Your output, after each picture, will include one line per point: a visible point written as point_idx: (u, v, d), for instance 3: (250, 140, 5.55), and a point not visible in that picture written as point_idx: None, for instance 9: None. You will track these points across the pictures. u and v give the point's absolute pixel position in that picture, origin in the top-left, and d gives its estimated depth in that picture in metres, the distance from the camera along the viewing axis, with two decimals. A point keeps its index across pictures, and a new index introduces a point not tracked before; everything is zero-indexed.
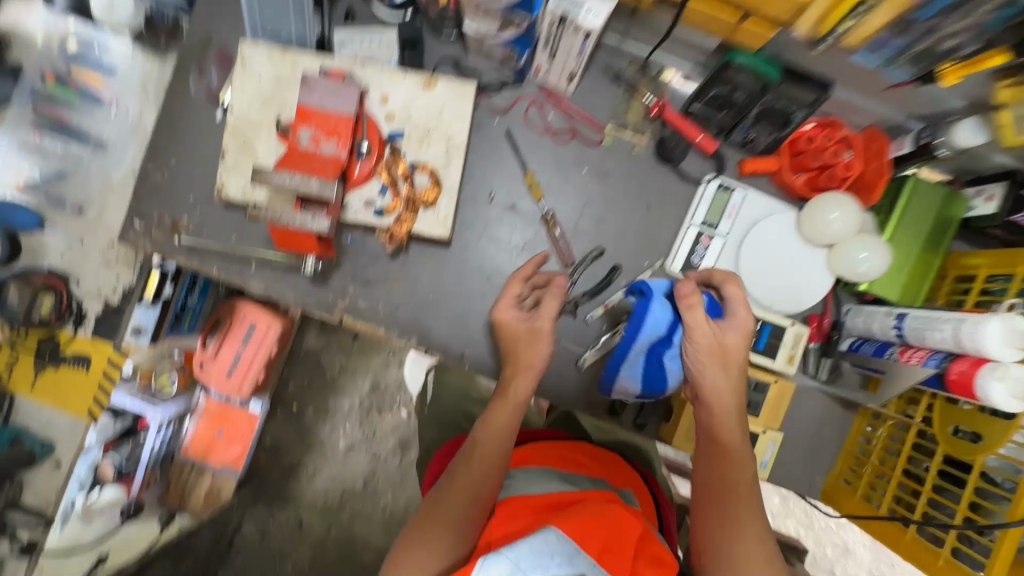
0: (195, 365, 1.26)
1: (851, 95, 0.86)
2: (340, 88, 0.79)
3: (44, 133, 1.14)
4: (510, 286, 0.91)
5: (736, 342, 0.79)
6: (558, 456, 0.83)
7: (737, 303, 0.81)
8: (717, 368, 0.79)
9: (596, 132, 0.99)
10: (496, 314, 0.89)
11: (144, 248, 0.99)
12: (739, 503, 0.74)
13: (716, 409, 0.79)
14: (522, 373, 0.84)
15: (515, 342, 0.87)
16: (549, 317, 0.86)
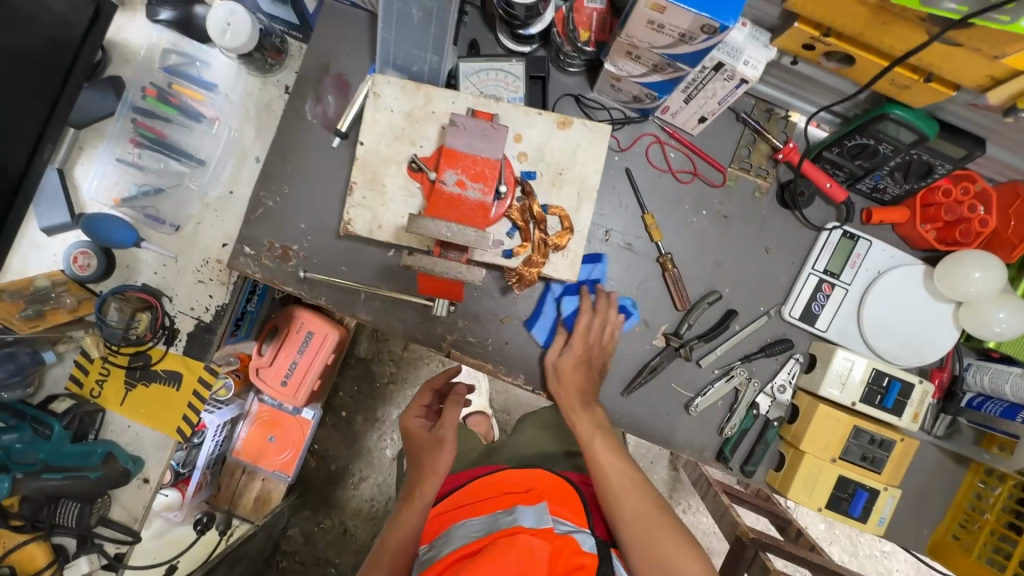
0: (254, 371, 1.56)
1: (1004, 154, 0.83)
2: (488, 131, 0.77)
3: (143, 148, 1.13)
4: (420, 396, 1.08)
5: (575, 355, 0.93)
6: (471, 506, 0.84)
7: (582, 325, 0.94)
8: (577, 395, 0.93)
9: (719, 174, 0.96)
10: (405, 421, 1.03)
11: (253, 275, 0.98)
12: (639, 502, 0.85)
13: (586, 424, 0.91)
14: (426, 479, 0.92)
15: (422, 448, 0.98)
16: (448, 429, 0.97)
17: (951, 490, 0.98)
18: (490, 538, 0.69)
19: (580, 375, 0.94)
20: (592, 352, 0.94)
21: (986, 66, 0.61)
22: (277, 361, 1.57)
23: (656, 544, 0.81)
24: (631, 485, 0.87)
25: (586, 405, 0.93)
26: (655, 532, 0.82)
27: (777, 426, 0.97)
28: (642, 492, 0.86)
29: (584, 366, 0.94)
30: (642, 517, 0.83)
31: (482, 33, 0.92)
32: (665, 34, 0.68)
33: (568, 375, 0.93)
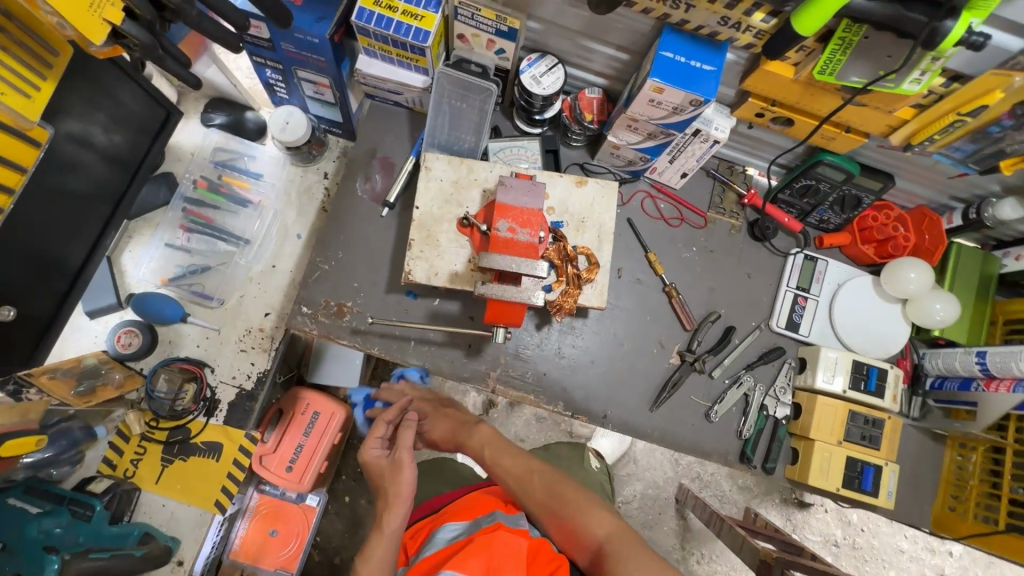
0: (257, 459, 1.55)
1: (908, 185, 1.11)
2: (530, 188, 0.94)
3: (192, 233, 1.24)
4: (374, 428, 1.07)
5: (427, 408, 1.17)
6: (446, 516, 0.92)
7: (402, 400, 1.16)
8: (442, 420, 1.14)
9: (701, 217, 1.19)
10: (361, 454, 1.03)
11: (310, 331, 1.07)
12: (530, 482, 0.91)
13: (477, 444, 1.02)
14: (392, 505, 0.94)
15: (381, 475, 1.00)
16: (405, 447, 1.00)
17: (938, 467, 1.14)
18: (471, 536, 0.79)
19: (445, 419, 1.13)
20: (436, 406, 1.18)
21: (885, 118, 0.87)
22: (281, 447, 1.57)
23: (562, 511, 0.85)
24: (526, 473, 0.92)
25: (472, 432, 1.06)
26: (560, 507, 0.86)
27: (786, 424, 1.11)
28: (536, 471, 0.91)
29: (442, 413, 1.15)
30: (543, 500, 0.88)
31: (502, 121, 1.15)
32: (661, 108, 0.91)
33: (433, 423, 1.14)
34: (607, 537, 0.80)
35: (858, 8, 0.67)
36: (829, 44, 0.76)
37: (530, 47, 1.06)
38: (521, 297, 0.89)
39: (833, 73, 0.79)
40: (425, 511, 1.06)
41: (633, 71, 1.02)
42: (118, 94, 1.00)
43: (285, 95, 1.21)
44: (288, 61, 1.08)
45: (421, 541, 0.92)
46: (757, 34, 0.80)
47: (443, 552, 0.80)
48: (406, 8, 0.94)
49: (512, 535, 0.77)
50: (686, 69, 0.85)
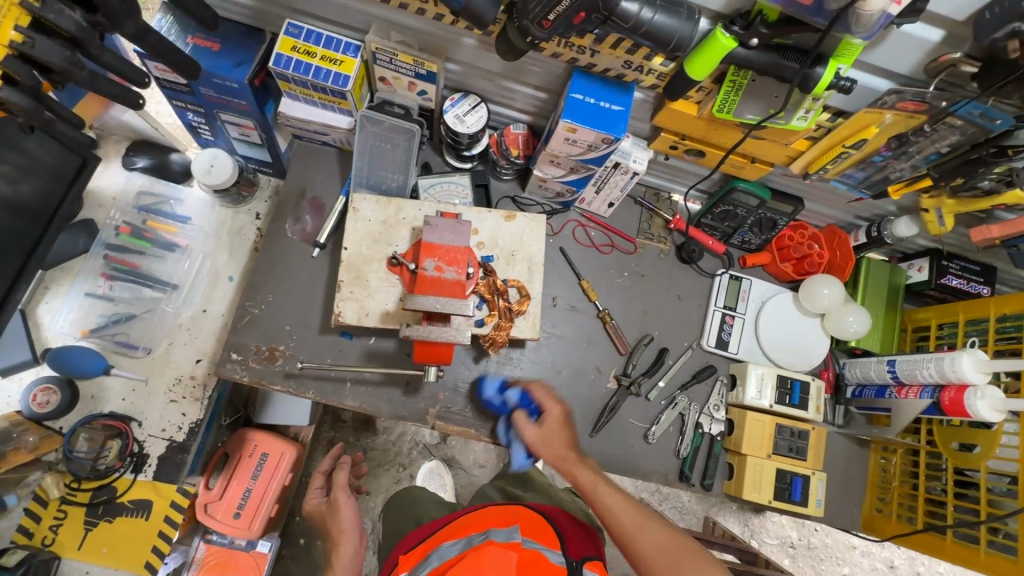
0: (200, 507, 1.47)
1: (816, 206, 1.18)
2: (455, 225, 0.95)
3: (114, 281, 1.19)
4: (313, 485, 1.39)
5: (555, 424, 1.02)
6: (445, 535, 0.86)
7: (546, 401, 1.04)
8: (558, 431, 1.01)
9: (630, 243, 1.23)
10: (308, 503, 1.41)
11: (241, 378, 1.04)
12: (650, 525, 0.88)
13: (589, 475, 0.94)
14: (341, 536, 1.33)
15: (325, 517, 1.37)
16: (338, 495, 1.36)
17: (865, 470, 1.19)
18: (463, 553, 0.76)
19: (557, 433, 1.01)
20: (566, 415, 1.03)
21: (783, 149, 0.92)
22: (228, 493, 1.50)
23: (683, 570, 0.83)
24: (641, 518, 0.89)
25: (579, 460, 0.97)
26: (677, 559, 0.84)
27: (721, 440, 1.15)
28: (650, 519, 0.89)
29: (564, 424, 1.02)
30: (666, 548, 0.86)
31: (432, 157, 1.16)
32: (577, 146, 0.94)
33: (551, 429, 1.01)
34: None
35: (739, 56, 0.72)
36: (722, 86, 0.81)
37: (453, 86, 1.08)
38: (448, 337, 0.89)
39: (730, 111, 0.83)
40: (408, 542, 0.95)
41: (553, 108, 1.06)
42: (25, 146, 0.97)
43: (211, 137, 1.19)
44: (209, 105, 1.07)
45: (415, 560, 0.83)
46: (659, 76, 0.85)
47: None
48: (325, 53, 0.95)
49: (503, 549, 0.74)
50: (595, 110, 0.88)
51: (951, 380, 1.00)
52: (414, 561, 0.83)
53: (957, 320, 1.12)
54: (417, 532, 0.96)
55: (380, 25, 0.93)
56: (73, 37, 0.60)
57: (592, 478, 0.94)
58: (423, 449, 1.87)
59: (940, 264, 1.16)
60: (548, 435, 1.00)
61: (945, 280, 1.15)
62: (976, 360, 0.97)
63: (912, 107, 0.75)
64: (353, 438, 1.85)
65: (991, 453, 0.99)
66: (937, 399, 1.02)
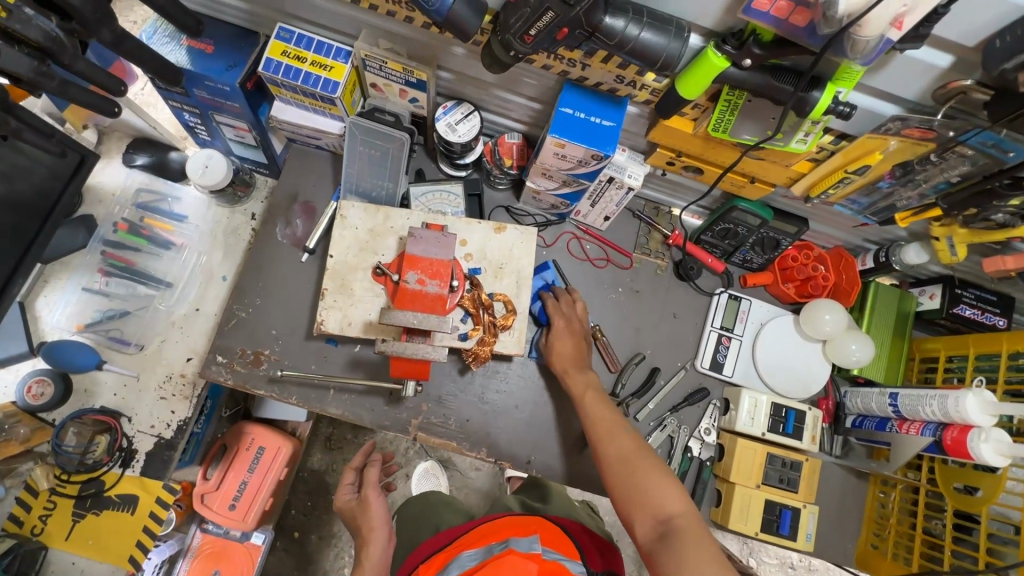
0: (197, 498, 1.50)
1: (822, 227, 1.13)
2: (439, 237, 0.93)
3: (110, 276, 1.21)
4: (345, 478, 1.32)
5: (564, 328, 1.06)
6: (464, 545, 0.86)
7: (557, 315, 1.08)
8: (568, 340, 1.05)
9: (626, 258, 1.20)
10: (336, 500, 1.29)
11: (225, 381, 1.05)
12: (622, 436, 0.91)
13: (581, 383, 1.02)
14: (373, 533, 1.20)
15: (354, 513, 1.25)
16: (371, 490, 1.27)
17: (862, 504, 1.15)
18: (484, 561, 0.75)
19: (569, 345, 1.05)
20: (574, 326, 1.07)
21: (783, 171, 0.88)
22: (225, 483, 1.53)
23: (637, 479, 0.83)
24: (615, 428, 0.93)
25: (579, 369, 1.04)
26: (634, 469, 0.85)
27: (711, 466, 1.11)
28: (624, 431, 0.92)
29: (570, 332, 1.06)
30: (625, 457, 0.87)
31: (426, 163, 1.15)
32: (567, 160, 0.91)
33: (559, 342, 1.06)
34: (678, 515, 0.78)
35: (732, 77, 0.68)
36: (717, 106, 0.77)
37: (447, 94, 1.06)
38: (424, 354, 0.87)
39: (726, 130, 0.79)
40: (427, 550, 0.96)
41: (548, 119, 1.03)
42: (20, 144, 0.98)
43: (208, 137, 1.20)
44: (204, 106, 1.07)
45: (435, 570, 0.83)
46: (653, 92, 0.82)
47: None
48: (315, 59, 0.94)
49: (523, 558, 0.73)
50: (584, 125, 0.85)
51: (954, 420, 0.95)
52: (439, 564, 0.83)
53: (967, 353, 1.06)
54: (444, 534, 0.97)
55: (370, 32, 0.91)
56: (42, 47, 0.60)
57: (584, 391, 1.01)
58: (419, 450, 1.86)
59: (953, 292, 1.10)
60: (554, 342, 1.05)
61: (958, 309, 1.09)
62: (983, 401, 0.92)
63: (918, 135, 0.71)
64: (349, 435, 1.86)
65: (993, 500, 0.94)
66: (939, 437, 0.97)
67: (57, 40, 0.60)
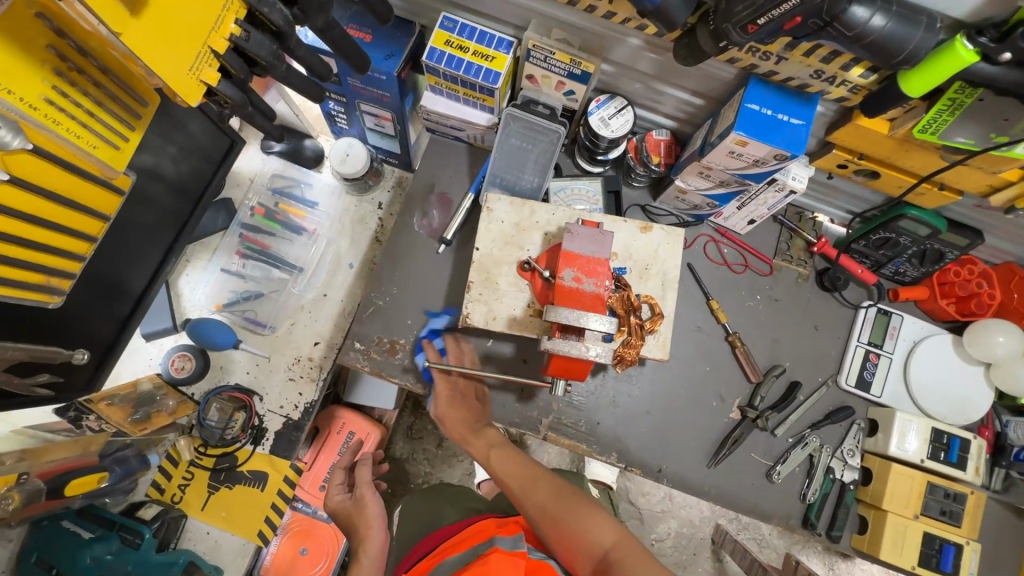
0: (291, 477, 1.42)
1: (996, 241, 1.03)
2: (598, 236, 0.91)
3: (247, 259, 1.25)
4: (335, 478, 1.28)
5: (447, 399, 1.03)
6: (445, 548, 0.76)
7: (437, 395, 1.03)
8: (460, 407, 1.03)
9: (766, 264, 1.14)
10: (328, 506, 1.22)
11: (361, 368, 1.06)
12: (536, 490, 0.88)
13: (482, 447, 0.98)
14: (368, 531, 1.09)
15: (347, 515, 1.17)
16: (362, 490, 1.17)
17: (1022, 545, 1.05)
18: (468, 564, 0.67)
19: (461, 412, 1.03)
20: (461, 391, 1.04)
21: (987, 179, 0.81)
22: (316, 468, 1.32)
23: (570, 522, 0.82)
24: (530, 480, 0.91)
25: (477, 433, 1.01)
26: (564, 516, 0.83)
27: (854, 490, 1.05)
28: (539, 479, 0.91)
29: (459, 403, 1.03)
30: (549, 508, 0.85)
31: (564, 159, 1.13)
32: (740, 159, 0.87)
33: (452, 415, 1.02)
34: (614, 545, 0.79)
35: (979, 73, 0.62)
36: (935, 105, 0.71)
37: (599, 88, 1.04)
38: (587, 355, 0.87)
39: (935, 132, 0.74)
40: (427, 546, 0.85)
41: (705, 116, 0.99)
42: (189, 127, 1.00)
43: (345, 126, 1.21)
44: (352, 95, 1.08)
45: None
46: (853, 89, 0.76)
47: None
48: (477, 49, 0.93)
49: (509, 557, 0.66)
50: (771, 123, 0.81)
51: None
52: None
53: None
54: (437, 534, 0.86)
55: (540, 22, 0.89)
56: (278, 30, 0.62)
57: (481, 452, 0.99)
58: None
59: None
60: (445, 414, 1.02)
61: None
62: None
63: None
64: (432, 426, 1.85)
65: None
66: None
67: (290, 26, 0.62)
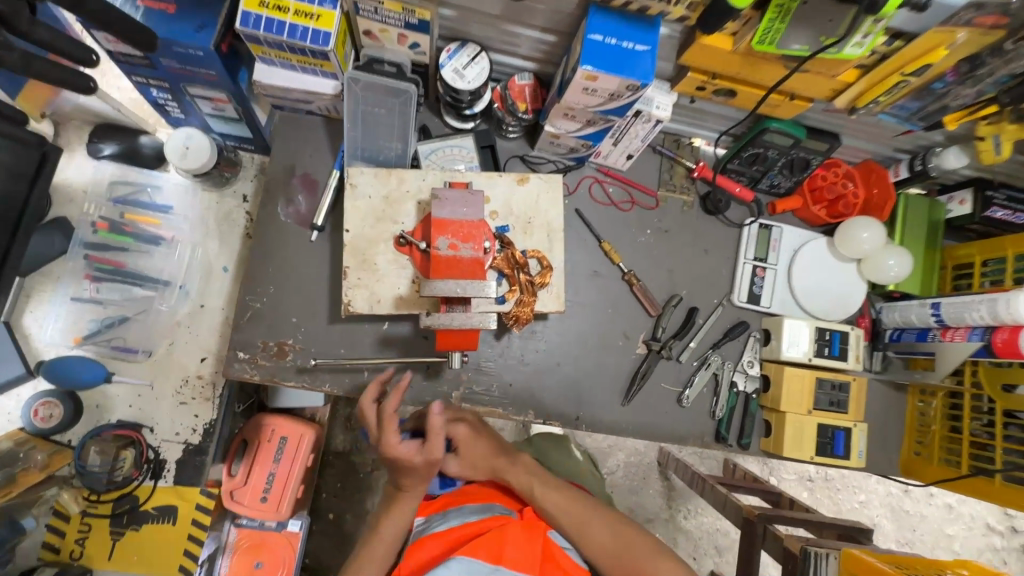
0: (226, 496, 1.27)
1: (853, 142, 1.08)
2: (467, 197, 0.86)
3: (100, 281, 1.10)
4: (390, 404, 0.88)
5: (425, 463, 0.86)
6: (463, 497, 0.91)
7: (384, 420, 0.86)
8: (482, 440, 0.96)
9: (651, 197, 1.14)
10: (382, 448, 0.86)
11: (251, 377, 0.98)
12: (595, 523, 0.87)
13: (522, 476, 0.92)
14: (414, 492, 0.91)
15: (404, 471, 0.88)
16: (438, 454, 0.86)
17: (902, 415, 1.17)
18: (484, 523, 0.79)
19: (483, 442, 0.96)
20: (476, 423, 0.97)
21: (829, 83, 0.82)
22: (253, 479, 1.27)
23: (634, 558, 0.83)
24: (584, 515, 0.87)
25: (514, 459, 0.95)
26: (624, 553, 0.84)
27: (757, 398, 1.11)
28: (593, 516, 0.88)
29: (482, 434, 0.97)
30: (609, 548, 0.85)
31: (430, 118, 1.06)
32: (596, 96, 0.84)
33: (468, 445, 0.96)
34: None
35: None
36: (766, 13, 0.70)
37: (447, 35, 0.96)
38: (473, 323, 0.84)
39: (773, 42, 0.73)
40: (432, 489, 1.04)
41: (562, 53, 0.94)
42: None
43: (181, 115, 1.07)
44: (174, 79, 0.94)
45: (434, 509, 0.89)
46: (690, 6, 0.74)
47: (452, 535, 0.78)
48: (299, 7, 0.83)
49: (526, 532, 0.76)
50: (615, 53, 0.78)
51: (1004, 322, 0.94)
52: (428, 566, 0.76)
53: (1006, 254, 1.04)
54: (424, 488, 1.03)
55: None
56: None
57: (524, 482, 0.92)
58: None
59: (985, 195, 1.08)
60: (465, 445, 0.96)
61: (990, 212, 1.08)
62: None
63: (992, 22, 0.67)
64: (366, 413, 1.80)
65: None
66: (988, 341, 0.97)
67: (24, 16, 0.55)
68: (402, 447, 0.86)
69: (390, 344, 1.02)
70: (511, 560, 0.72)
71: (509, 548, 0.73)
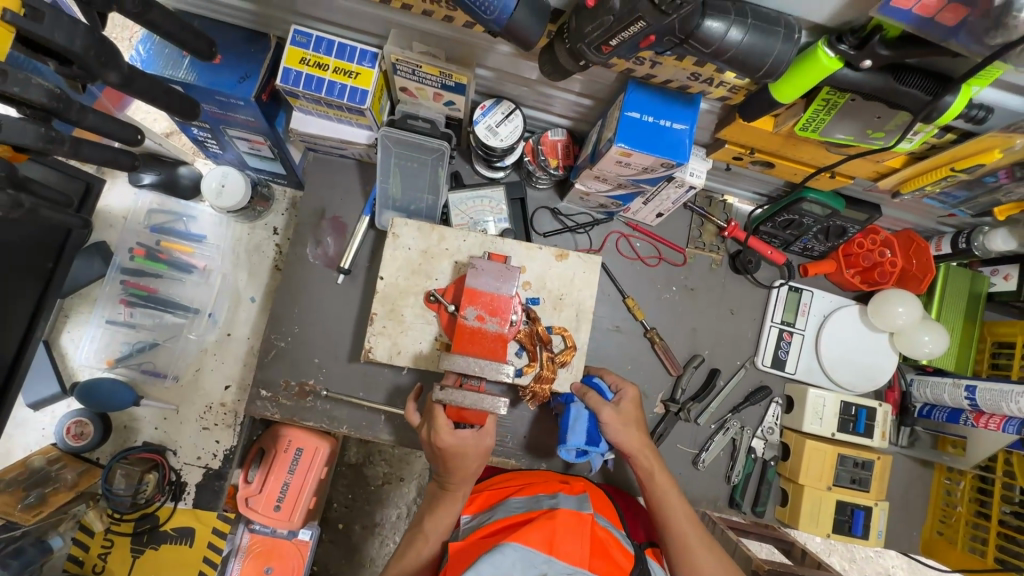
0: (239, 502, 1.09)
1: (893, 212, 1.05)
2: (504, 271, 0.86)
3: (134, 307, 1.13)
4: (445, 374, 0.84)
5: (633, 408, 0.90)
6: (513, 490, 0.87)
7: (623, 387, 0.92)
8: (631, 427, 0.88)
9: (679, 254, 1.12)
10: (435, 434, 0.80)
11: (271, 415, 1.00)
12: (696, 547, 0.81)
13: (661, 480, 0.86)
14: (462, 479, 0.84)
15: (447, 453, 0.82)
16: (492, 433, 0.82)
17: (926, 491, 1.13)
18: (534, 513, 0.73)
19: (633, 422, 0.88)
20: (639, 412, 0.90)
21: (872, 166, 0.80)
22: (268, 486, 1.09)
23: None
24: (700, 534, 0.83)
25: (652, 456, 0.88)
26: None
27: (774, 465, 1.09)
28: (704, 540, 0.82)
29: (634, 422, 0.88)
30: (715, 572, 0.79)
31: (462, 166, 1.06)
32: (629, 167, 0.83)
33: (626, 416, 0.88)
34: None
35: (845, 78, 0.59)
36: (811, 105, 0.67)
37: (484, 91, 0.96)
38: (484, 406, 0.79)
39: (816, 129, 0.70)
40: None
41: (597, 115, 0.93)
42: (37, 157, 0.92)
43: (219, 151, 1.09)
44: (215, 122, 0.96)
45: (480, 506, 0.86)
46: (732, 89, 0.72)
47: (502, 521, 0.75)
48: (338, 65, 0.83)
49: (575, 516, 0.70)
50: (654, 131, 0.76)
51: None
52: (470, 542, 0.73)
53: None
54: None
55: (401, 32, 0.80)
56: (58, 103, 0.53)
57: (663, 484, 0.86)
58: None
59: None
60: (626, 421, 0.88)
61: None
62: None
63: None
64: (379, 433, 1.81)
65: None
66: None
67: (59, 98, 0.60)
68: (458, 435, 0.80)
69: (405, 390, 1.02)
70: (565, 552, 0.65)
71: (565, 541, 0.66)
